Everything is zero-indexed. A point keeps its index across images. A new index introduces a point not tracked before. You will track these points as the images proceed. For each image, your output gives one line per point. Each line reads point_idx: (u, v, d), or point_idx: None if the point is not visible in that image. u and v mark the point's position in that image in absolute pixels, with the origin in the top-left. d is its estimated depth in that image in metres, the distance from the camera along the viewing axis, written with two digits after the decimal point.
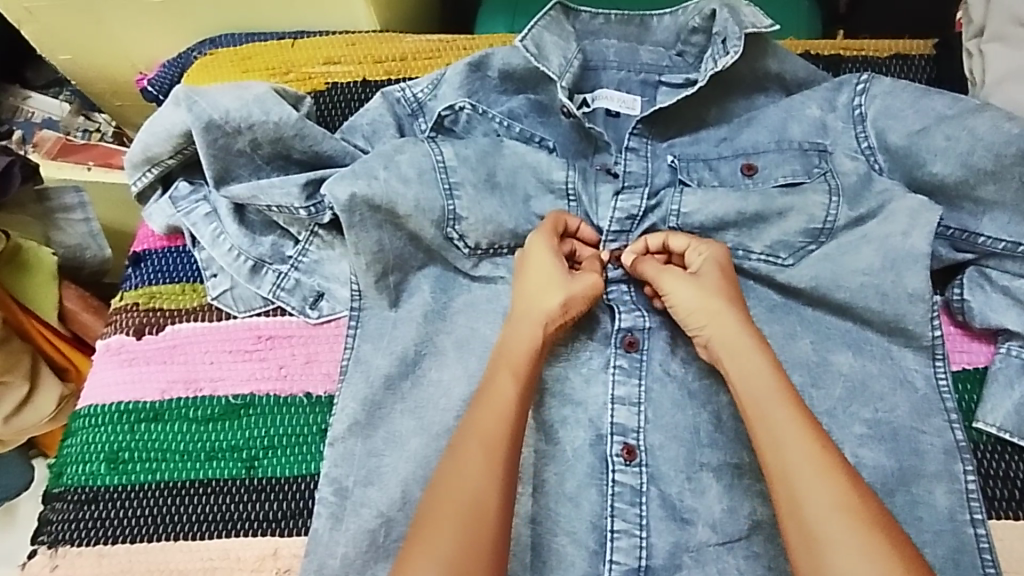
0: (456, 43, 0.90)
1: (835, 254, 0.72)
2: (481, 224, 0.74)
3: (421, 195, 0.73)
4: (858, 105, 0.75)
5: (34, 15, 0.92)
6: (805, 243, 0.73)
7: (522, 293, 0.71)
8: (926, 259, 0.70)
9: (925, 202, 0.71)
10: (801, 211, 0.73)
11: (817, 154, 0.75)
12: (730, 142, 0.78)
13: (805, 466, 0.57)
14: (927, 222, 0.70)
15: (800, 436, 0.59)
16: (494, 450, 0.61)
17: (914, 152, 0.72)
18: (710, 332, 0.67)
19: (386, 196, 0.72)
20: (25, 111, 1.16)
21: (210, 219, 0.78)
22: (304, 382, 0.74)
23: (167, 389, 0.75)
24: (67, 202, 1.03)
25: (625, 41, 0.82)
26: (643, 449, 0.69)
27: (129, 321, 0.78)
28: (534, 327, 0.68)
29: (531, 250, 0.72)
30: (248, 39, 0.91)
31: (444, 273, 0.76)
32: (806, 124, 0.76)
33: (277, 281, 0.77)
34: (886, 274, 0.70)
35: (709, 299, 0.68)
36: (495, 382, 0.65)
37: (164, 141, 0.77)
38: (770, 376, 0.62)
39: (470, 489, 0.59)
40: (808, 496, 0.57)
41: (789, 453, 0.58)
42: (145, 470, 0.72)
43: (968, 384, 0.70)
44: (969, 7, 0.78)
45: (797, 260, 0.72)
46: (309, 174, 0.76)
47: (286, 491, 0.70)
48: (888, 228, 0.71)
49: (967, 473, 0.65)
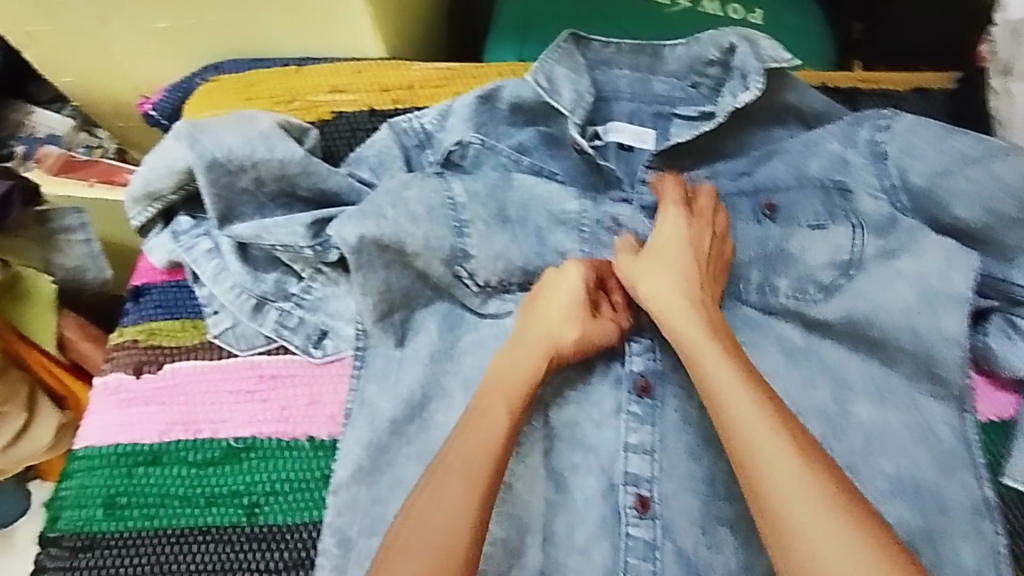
0: (465, 71, 0.88)
1: (859, 303, 0.69)
2: (489, 261, 0.72)
3: (430, 233, 0.70)
4: (880, 141, 0.72)
5: (36, 39, 0.91)
6: (835, 276, 0.71)
7: (534, 317, 0.69)
8: (967, 302, 0.68)
9: (960, 244, 0.70)
10: (825, 243, 0.72)
11: (840, 195, 0.72)
12: (750, 178, 0.76)
13: (783, 476, 0.54)
14: (966, 265, 0.69)
15: (774, 444, 0.56)
16: (478, 466, 0.59)
17: (938, 194, 0.70)
18: (675, 326, 0.64)
19: (396, 236, 0.69)
20: (27, 126, 1.13)
21: (212, 255, 0.76)
22: (307, 425, 0.72)
23: (166, 431, 0.73)
24: (67, 223, 0.99)
25: (636, 71, 0.78)
26: (657, 500, 0.66)
27: (128, 358, 0.76)
28: (539, 355, 0.66)
29: (553, 283, 0.70)
30: (252, 66, 0.89)
31: (452, 311, 0.74)
32: (826, 159, 0.73)
33: (280, 319, 0.75)
34: (925, 313, 0.69)
35: (676, 291, 0.66)
36: (490, 406, 0.63)
37: (166, 177, 0.76)
38: (740, 384, 0.59)
39: (444, 498, 0.57)
40: (788, 512, 0.53)
41: (771, 467, 0.55)
42: (142, 516, 0.70)
43: (993, 435, 0.69)
44: (994, 43, 0.75)
45: (829, 297, 0.70)
46: (315, 213, 0.74)
47: (287, 540, 0.68)
48: (927, 265, 0.69)
49: (995, 531, 0.63)
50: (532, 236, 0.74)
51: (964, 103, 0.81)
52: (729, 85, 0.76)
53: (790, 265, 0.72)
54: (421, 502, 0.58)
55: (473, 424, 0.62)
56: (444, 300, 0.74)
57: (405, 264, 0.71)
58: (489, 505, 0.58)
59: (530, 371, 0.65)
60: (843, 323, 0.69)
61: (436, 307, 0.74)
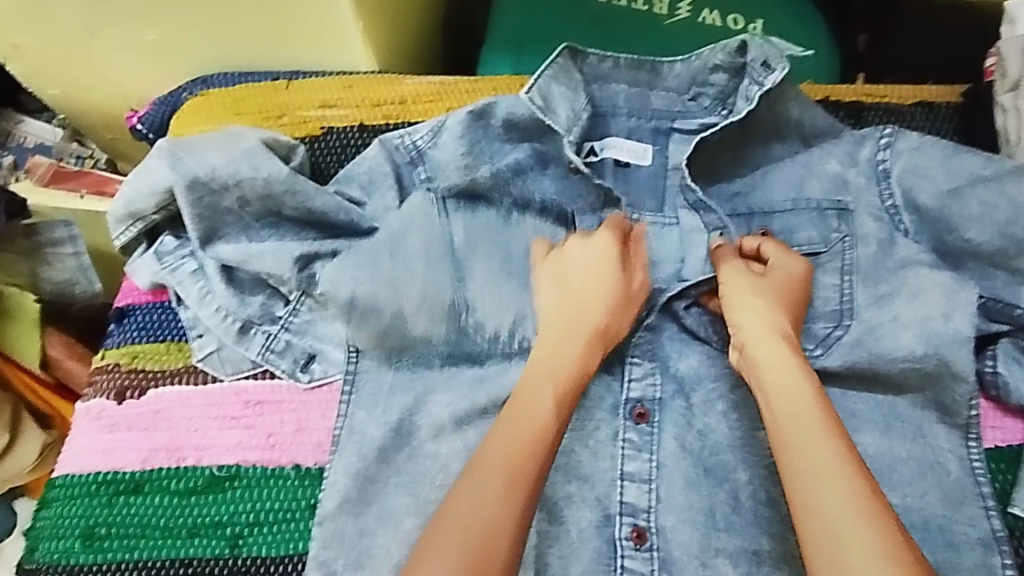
0: (458, 86, 0.85)
1: (865, 338, 0.67)
2: (498, 309, 0.71)
3: (431, 287, 0.70)
4: (882, 161, 0.71)
5: (21, 51, 0.89)
6: (830, 328, 0.68)
7: (573, 297, 0.67)
8: (969, 344, 0.65)
9: (957, 277, 0.66)
10: (814, 295, 0.69)
11: (836, 216, 0.71)
12: (743, 198, 0.75)
13: (849, 495, 0.52)
14: (966, 303, 0.65)
15: (840, 461, 0.53)
16: (525, 461, 0.55)
17: (943, 219, 0.68)
18: (753, 339, 0.63)
19: (395, 290, 0.69)
20: (17, 135, 1.11)
21: (197, 277, 0.74)
22: (293, 453, 0.70)
23: (148, 458, 0.70)
24: (56, 236, 0.97)
25: (634, 87, 0.76)
26: (655, 531, 0.64)
27: (111, 382, 0.74)
28: (582, 341, 0.64)
29: (589, 261, 0.69)
30: (241, 79, 0.87)
31: (450, 331, 0.70)
32: (824, 180, 0.72)
33: (266, 343, 0.73)
34: (929, 359, 0.65)
35: (768, 311, 0.64)
36: (534, 395, 0.60)
37: (148, 197, 0.74)
38: (816, 400, 0.57)
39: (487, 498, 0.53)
40: (842, 527, 0.51)
41: (833, 483, 0.52)
42: (122, 548, 0.67)
43: (1002, 464, 0.67)
44: (1003, 59, 0.73)
45: (826, 350, 0.67)
46: (303, 245, 0.72)
47: (272, 573, 0.66)
48: (926, 309, 0.65)
49: (1005, 567, 0.61)
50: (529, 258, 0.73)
51: (973, 119, 0.78)
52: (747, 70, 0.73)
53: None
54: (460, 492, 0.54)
55: (506, 418, 0.58)
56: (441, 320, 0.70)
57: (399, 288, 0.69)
58: (522, 507, 0.54)
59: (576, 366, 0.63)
60: (844, 368, 0.66)
61: (437, 326, 0.70)
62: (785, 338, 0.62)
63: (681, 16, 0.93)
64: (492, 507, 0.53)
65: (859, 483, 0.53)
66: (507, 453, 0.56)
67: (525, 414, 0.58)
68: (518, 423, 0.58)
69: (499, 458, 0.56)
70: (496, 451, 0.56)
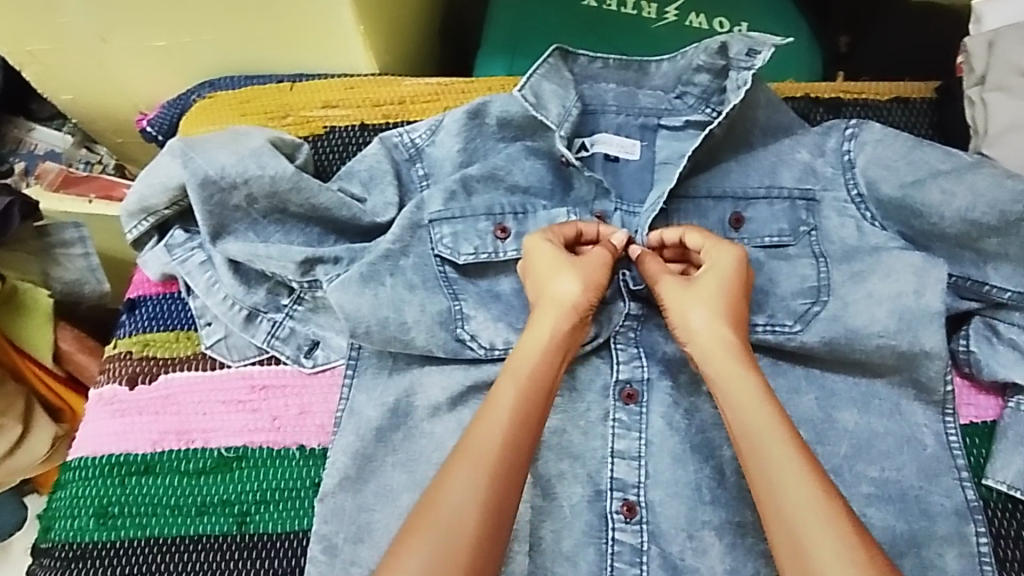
0: (455, 86, 0.89)
1: (842, 314, 0.70)
2: (491, 322, 0.73)
3: (427, 301, 0.72)
4: (848, 151, 0.74)
5: (36, 58, 0.92)
6: (807, 305, 0.71)
7: (535, 292, 0.70)
8: (940, 317, 0.69)
9: (927, 257, 0.70)
10: (792, 274, 0.73)
11: (805, 207, 0.74)
12: (720, 180, 0.76)
13: (806, 509, 0.56)
14: (935, 279, 0.69)
15: (794, 469, 0.58)
16: (495, 462, 0.59)
17: (909, 202, 0.70)
18: (702, 351, 0.66)
19: (393, 305, 0.71)
20: (28, 142, 1.15)
21: (205, 267, 0.78)
22: (297, 434, 0.73)
23: (158, 441, 0.74)
24: (67, 237, 1.00)
25: (623, 86, 0.80)
26: (643, 505, 0.68)
27: (123, 369, 0.77)
28: (549, 325, 0.67)
29: (531, 248, 0.71)
30: (247, 83, 0.91)
31: (447, 310, 0.73)
32: (795, 169, 0.75)
33: (272, 330, 0.76)
34: (904, 335, 0.68)
35: (701, 313, 0.67)
36: (497, 391, 0.63)
37: (160, 193, 0.77)
38: (767, 408, 0.61)
39: (460, 502, 0.57)
40: (799, 530, 0.56)
41: (785, 491, 0.57)
42: (133, 526, 0.70)
43: (976, 439, 0.70)
44: (968, 56, 0.77)
45: (804, 326, 0.70)
46: (306, 250, 0.75)
47: (277, 548, 0.69)
48: (898, 286, 0.69)
49: (978, 535, 0.65)
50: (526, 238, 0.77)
51: (945, 113, 0.82)
52: (733, 61, 0.75)
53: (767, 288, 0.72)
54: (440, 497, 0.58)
55: (487, 411, 0.62)
56: (438, 295, 0.73)
57: (400, 272, 0.73)
58: (506, 498, 0.58)
59: (549, 337, 0.66)
60: (822, 346, 0.69)
61: (434, 300, 0.73)
62: (734, 347, 0.65)
63: (669, 20, 0.97)
64: (480, 496, 0.58)
65: (813, 486, 0.57)
66: (489, 447, 0.59)
67: (507, 400, 0.62)
68: (499, 412, 0.61)
69: (480, 454, 0.59)
70: (475, 451, 0.59)
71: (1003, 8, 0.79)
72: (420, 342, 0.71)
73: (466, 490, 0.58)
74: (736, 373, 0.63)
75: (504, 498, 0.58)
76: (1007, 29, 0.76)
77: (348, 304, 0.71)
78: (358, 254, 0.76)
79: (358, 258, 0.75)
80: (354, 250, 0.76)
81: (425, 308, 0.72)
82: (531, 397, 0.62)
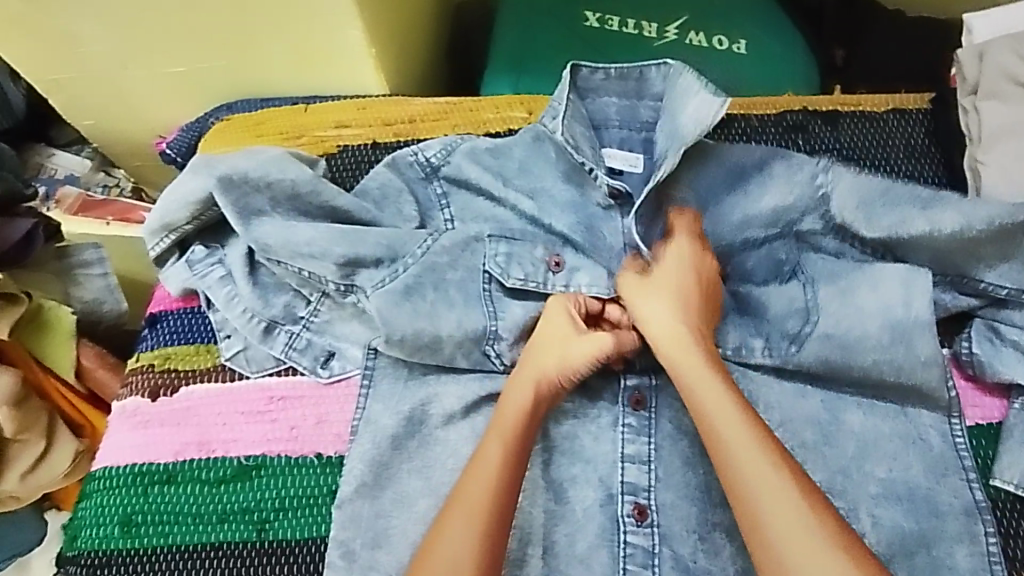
0: (463, 106, 0.92)
1: (835, 330, 0.71)
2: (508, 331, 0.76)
3: (462, 316, 0.74)
4: (822, 185, 0.75)
5: (61, 86, 0.96)
6: (800, 325, 0.72)
7: (533, 355, 0.70)
8: (930, 325, 0.71)
9: (911, 267, 0.73)
10: (781, 296, 0.74)
11: (784, 245, 0.76)
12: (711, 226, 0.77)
13: (790, 509, 0.59)
14: (922, 289, 0.72)
15: (777, 476, 0.61)
16: (478, 514, 0.61)
17: (896, 220, 0.72)
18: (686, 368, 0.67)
19: (406, 322, 0.73)
20: (48, 168, 1.17)
21: (225, 282, 0.80)
22: (315, 443, 0.75)
23: (180, 451, 0.76)
24: (86, 258, 1.04)
25: (625, 98, 0.81)
26: (655, 508, 0.69)
27: (145, 382, 0.80)
28: (535, 395, 0.68)
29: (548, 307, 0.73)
30: (263, 105, 0.95)
31: (482, 328, 0.74)
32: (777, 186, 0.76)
33: (289, 341, 0.79)
34: (891, 341, 0.70)
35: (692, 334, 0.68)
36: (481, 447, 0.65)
37: (182, 209, 0.80)
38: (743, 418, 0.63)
39: (453, 550, 0.59)
40: (785, 532, 0.58)
41: (777, 501, 0.60)
42: (157, 534, 0.72)
43: (983, 440, 0.71)
44: (961, 66, 0.80)
45: (801, 346, 0.71)
46: (346, 254, 0.76)
47: (296, 554, 0.70)
48: (885, 304, 0.71)
49: (987, 534, 0.66)
50: (578, 274, 0.76)
51: (942, 123, 0.85)
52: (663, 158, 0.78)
53: (765, 313, 0.74)
54: (434, 541, 0.60)
55: (472, 468, 0.63)
56: (475, 311, 0.74)
57: (425, 277, 0.75)
58: (498, 541, 0.61)
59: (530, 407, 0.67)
60: (818, 364, 0.70)
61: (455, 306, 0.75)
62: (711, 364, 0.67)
63: (669, 38, 1.00)
64: (473, 544, 0.59)
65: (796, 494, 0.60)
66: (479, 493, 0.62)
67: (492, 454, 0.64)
68: (484, 465, 0.63)
69: (470, 506, 0.61)
70: (475, 489, 0.62)
71: (991, 19, 0.82)
72: (447, 350, 0.73)
73: (458, 535, 0.60)
74: (714, 388, 0.65)
75: (497, 537, 0.61)
76: (995, 40, 0.79)
77: (387, 314, 0.72)
78: (398, 252, 0.77)
79: (403, 262, 0.76)
80: (392, 253, 0.77)
81: (448, 314, 0.74)
82: (516, 454, 0.64)
